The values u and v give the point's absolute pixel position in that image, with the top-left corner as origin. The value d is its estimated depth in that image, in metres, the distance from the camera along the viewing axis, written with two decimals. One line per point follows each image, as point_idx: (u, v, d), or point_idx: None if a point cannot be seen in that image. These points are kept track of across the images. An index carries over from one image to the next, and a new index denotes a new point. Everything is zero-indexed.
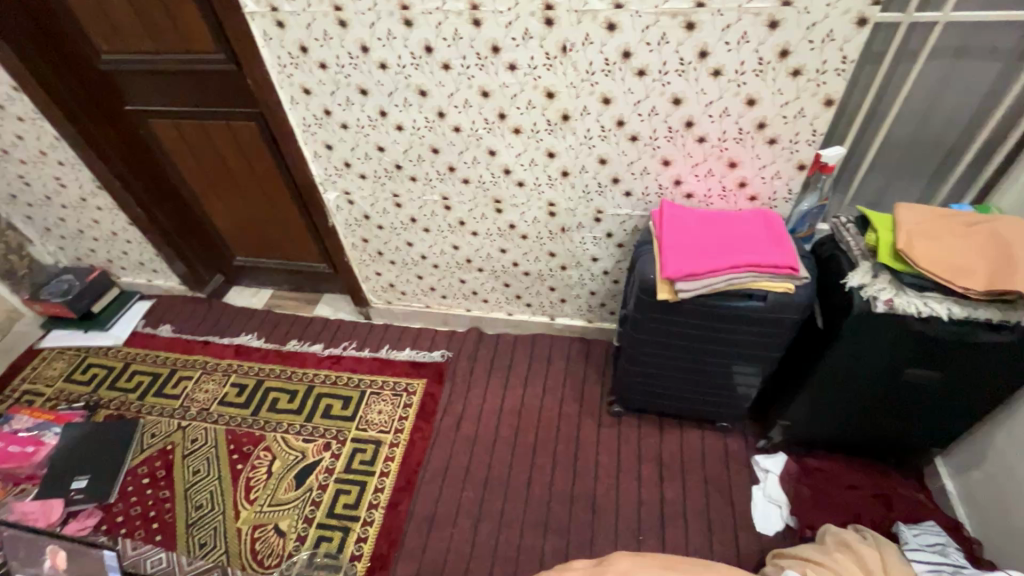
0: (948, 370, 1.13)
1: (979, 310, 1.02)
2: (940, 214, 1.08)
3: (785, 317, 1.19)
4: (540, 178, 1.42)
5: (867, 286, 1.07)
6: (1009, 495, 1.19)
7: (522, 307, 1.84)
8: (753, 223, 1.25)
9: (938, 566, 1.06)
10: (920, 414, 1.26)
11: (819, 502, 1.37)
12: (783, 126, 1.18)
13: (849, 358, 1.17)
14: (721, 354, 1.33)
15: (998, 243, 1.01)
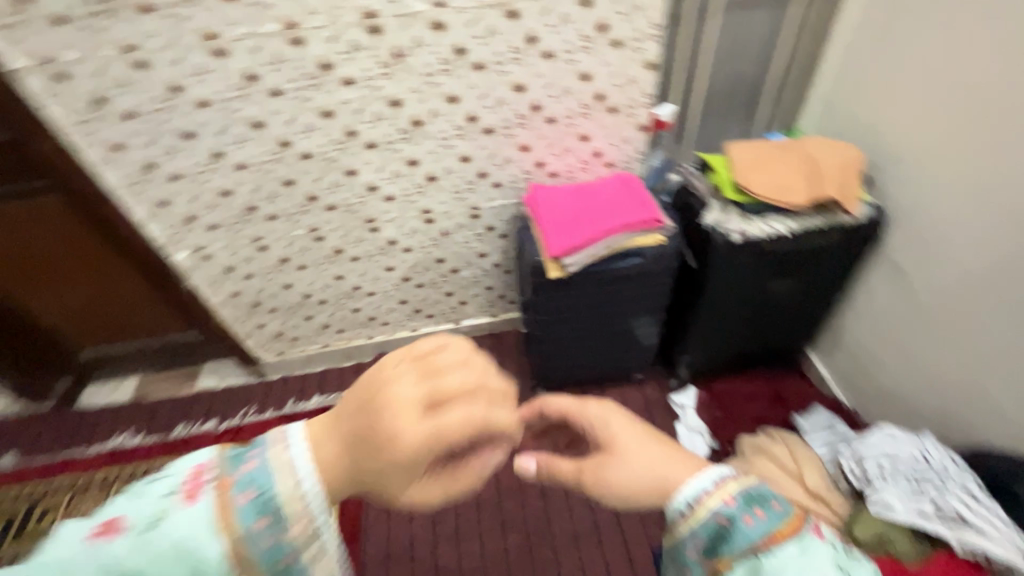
0: (799, 275, 1.31)
1: (810, 220, 1.18)
2: (763, 146, 1.23)
3: (662, 266, 1.30)
4: (408, 188, 1.39)
5: (721, 223, 1.20)
6: (869, 365, 1.40)
7: (424, 319, 1.80)
8: (614, 186, 1.33)
9: (831, 440, 1.22)
10: (788, 318, 1.45)
11: (731, 418, 1.53)
12: (618, 94, 1.27)
13: (722, 287, 1.31)
14: (619, 313, 1.41)
15: (810, 162, 1.18)
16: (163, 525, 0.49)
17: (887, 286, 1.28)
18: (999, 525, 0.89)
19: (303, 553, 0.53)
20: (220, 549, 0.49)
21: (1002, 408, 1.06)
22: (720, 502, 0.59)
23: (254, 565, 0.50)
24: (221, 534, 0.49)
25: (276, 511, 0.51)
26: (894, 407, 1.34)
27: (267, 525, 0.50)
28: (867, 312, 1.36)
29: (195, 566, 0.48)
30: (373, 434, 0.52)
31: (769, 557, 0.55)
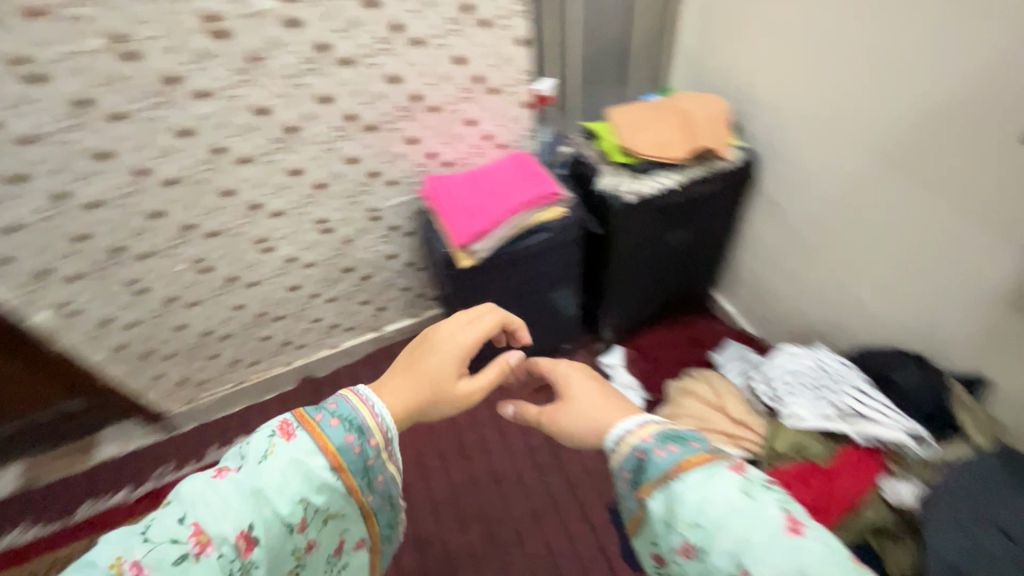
0: (693, 223, 1.39)
1: (693, 172, 1.25)
2: (643, 107, 1.29)
3: (568, 237, 1.32)
4: (297, 200, 1.30)
5: (615, 185, 1.24)
6: (765, 295, 1.53)
7: (344, 333, 1.72)
8: (510, 167, 1.33)
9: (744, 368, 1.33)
10: (690, 265, 1.54)
11: (657, 367, 1.62)
12: (496, 74, 1.26)
13: (626, 246, 1.36)
14: (537, 290, 1.43)
15: (685, 117, 1.25)
16: (271, 456, 0.59)
17: (769, 221, 1.40)
18: (884, 410, 0.99)
19: (381, 466, 0.65)
20: (322, 462, 0.60)
21: (872, 310, 1.20)
22: (641, 441, 0.64)
23: (348, 475, 0.61)
24: (322, 451, 0.60)
25: (361, 426, 0.63)
26: (790, 328, 1.48)
27: (354, 439, 0.62)
28: (756, 247, 1.48)
29: (305, 478, 0.59)
30: (440, 345, 0.76)
31: (678, 482, 0.58)
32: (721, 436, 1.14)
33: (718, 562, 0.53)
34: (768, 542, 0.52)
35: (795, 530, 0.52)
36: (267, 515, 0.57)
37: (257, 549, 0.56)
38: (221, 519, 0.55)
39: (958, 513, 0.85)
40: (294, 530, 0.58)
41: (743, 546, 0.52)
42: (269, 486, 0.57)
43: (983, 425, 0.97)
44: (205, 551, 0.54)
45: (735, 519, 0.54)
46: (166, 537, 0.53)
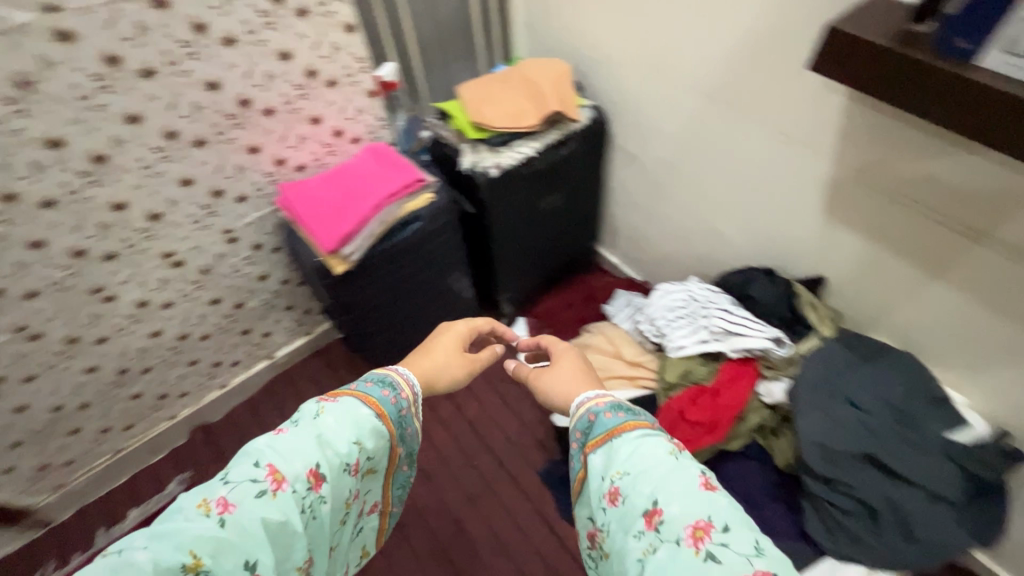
0: (560, 186, 1.44)
1: (548, 137, 1.28)
2: (487, 79, 1.28)
3: (442, 222, 1.30)
4: (131, 238, 1.15)
5: (477, 163, 1.24)
6: (641, 242, 1.62)
7: (230, 369, 1.59)
8: (368, 160, 1.28)
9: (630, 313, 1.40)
10: (568, 226, 1.60)
11: (558, 329, 1.67)
12: (329, 64, 1.19)
13: (502, 220, 1.38)
14: (425, 280, 1.42)
15: (528, 83, 1.25)
16: (326, 411, 0.69)
17: (629, 171, 1.47)
18: (748, 323, 1.08)
19: (409, 421, 0.78)
20: (369, 411, 0.72)
21: (726, 236, 1.31)
22: (597, 407, 0.73)
23: (388, 421, 0.74)
24: (368, 404, 0.72)
25: (394, 384, 0.77)
26: (665, 268, 1.59)
27: (389, 394, 0.75)
28: (624, 198, 1.56)
29: (359, 425, 0.70)
30: (447, 332, 0.89)
31: (617, 438, 0.67)
32: (623, 381, 1.21)
33: (636, 504, 0.61)
34: (680, 493, 0.60)
35: (706, 483, 0.61)
36: (330, 456, 0.67)
37: (325, 485, 0.66)
38: (292, 462, 0.64)
39: (820, 402, 0.98)
40: (350, 470, 0.69)
41: (660, 492, 0.60)
42: (330, 432, 0.68)
43: (824, 318, 1.08)
44: (280, 488, 0.63)
45: (659, 471, 0.62)
46: (246, 477, 0.61)
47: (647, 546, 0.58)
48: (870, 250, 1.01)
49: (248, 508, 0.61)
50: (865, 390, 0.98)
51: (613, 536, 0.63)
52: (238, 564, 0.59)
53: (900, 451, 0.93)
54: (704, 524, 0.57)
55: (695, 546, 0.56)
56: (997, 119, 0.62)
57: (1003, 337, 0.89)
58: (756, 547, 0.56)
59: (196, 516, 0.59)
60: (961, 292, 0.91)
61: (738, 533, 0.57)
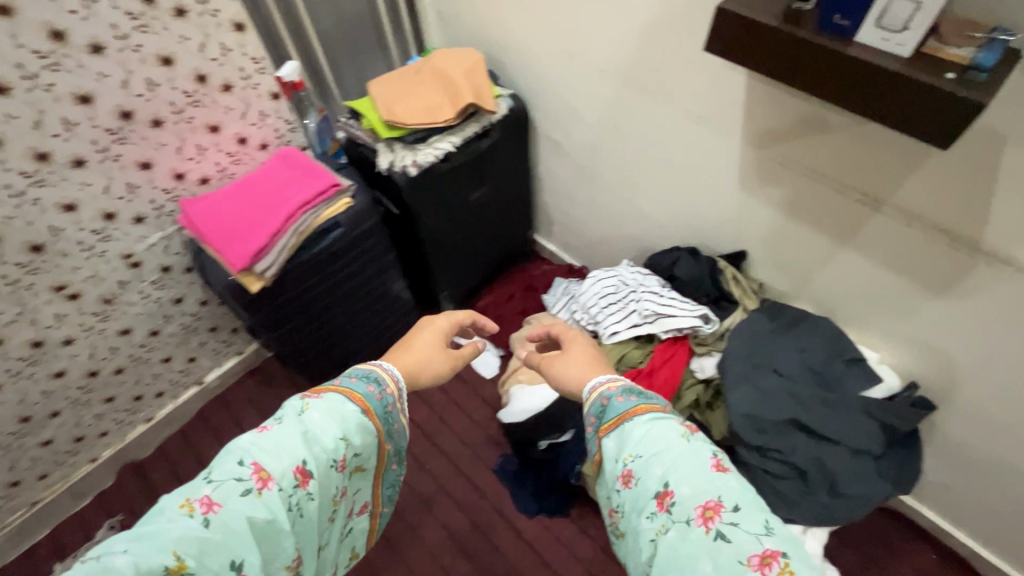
0: (487, 179, 1.40)
1: (467, 129, 1.23)
2: (397, 75, 1.22)
3: (363, 226, 1.25)
4: (11, 274, 1.04)
5: (395, 162, 1.19)
6: (574, 228, 1.62)
7: (156, 401, 1.49)
8: (277, 168, 1.20)
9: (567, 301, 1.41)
10: (501, 218, 1.57)
11: (502, 323, 1.64)
12: (221, 68, 1.11)
13: (429, 219, 1.34)
14: (354, 287, 1.37)
15: (440, 75, 1.20)
16: (311, 407, 0.71)
17: (555, 159, 1.46)
18: (677, 302, 1.10)
19: (394, 417, 0.79)
20: (354, 407, 0.73)
21: (652, 218, 1.32)
22: (610, 392, 0.76)
23: (374, 417, 0.75)
24: (353, 400, 0.73)
25: (379, 378, 0.78)
26: (600, 253, 1.60)
27: (374, 390, 0.76)
28: (553, 185, 1.55)
29: (344, 421, 0.71)
30: (431, 327, 0.88)
31: (630, 423, 0.71)
32: None
33: (649, 487, 0.65)
34: (692, 476, 0.63)
35: (716, 465, 0.64)
36: (317, 453, 0.68)
37: (312, 482, 0.67)
38: (277, 460, 0.65)
39: (746, 375, 1.01)
40: (336, 466, 0.70)
41: (672, 475, 0.64)
42: (314, 429, 0.69)
43: (746, 291, 1.11)
44: (266, 487, 0.64)
45: (670, 454, 0.66)
46: (233, 476, 0.63)
47: (659, 525, 0.62)
48: (781, 223, 1.04)
49: (234, 506, 0.62)
50: (787, 357, 1.02)
51: (628, 516, 0.67)
52: (225, 563, 0.60)
53: (821, 412, 0.97)
54: (714, 505, 0.60)
55: (706, 526, 0.59)
56: (878, 94, 0.63)
57: (904, 296, 0.94)
58: (763, 525, 0.59)
59: (182, 517, 0.60)
60: (864, 258, 0.95)
61: (746, 513, 0.60)
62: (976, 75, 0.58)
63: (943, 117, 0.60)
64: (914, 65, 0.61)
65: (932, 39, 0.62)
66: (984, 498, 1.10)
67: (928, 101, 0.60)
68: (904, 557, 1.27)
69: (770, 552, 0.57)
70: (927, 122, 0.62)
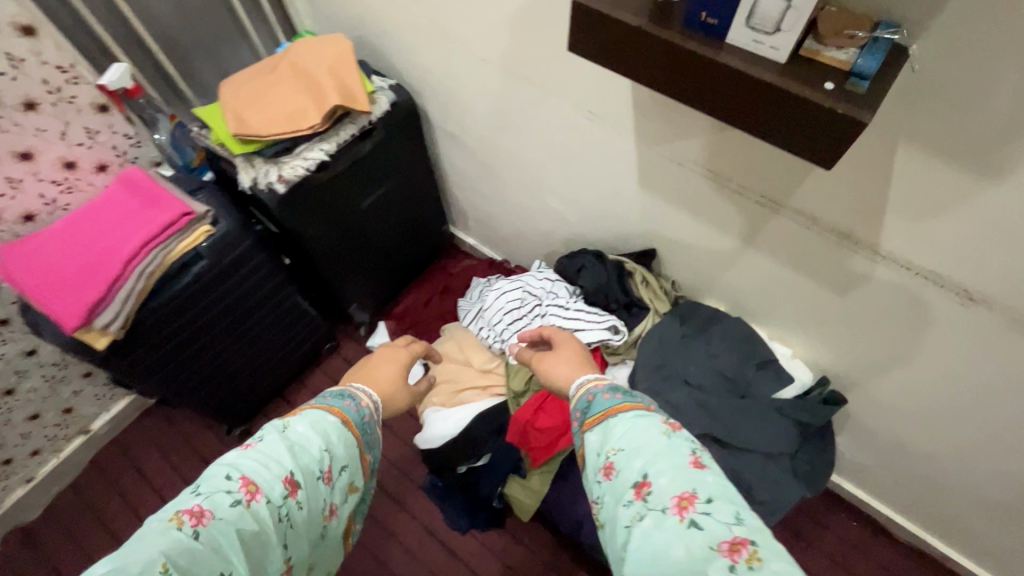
0: (381, 183, 1.26)
1: (341, 132, 1.08)
2: (251, 75, 1.05)
3: (232, 252, 1.09)
4: None
5: (258, 179, 1.03)
6: (489, 223, 1.50)
7: (33, 458, 1.33)
8: (114, 198, 1.01)
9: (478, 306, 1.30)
10: (408, 219, 1.43)
11: (422, 330, 1.53)
12: (16, 83, 0.91)
13: (316, 234, 1.19)
14: (243, 315, 1.23)
15: (300, 72, 1.04)
16: (293, 422, 0.72)
17: (456, 152, 1.32)
18: (583, 315, 1.02)
19: (374, 427, 0.81)
20: (335, 419, 0.75)
21: (562, 214, 1.21)
22: (596, 389, 0.75)
23: (353, 427, 0.77)
24: (333, 413, 0.75)
25: (353, 394, 0.80)
26: (518, 248, 1.49)
27: (350, 403, 0.79)
28: (460, 180, 1.42)
29: (328, 433, 0.72)
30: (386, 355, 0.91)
31: (614, 420, 0.68)
32: (476, 391, 1.14)
33: (628, 478, 0.62)
34: (671, 467, 0.60)
35: (695, 462, 0.61)
36: (304, 464, 0.68)
37: (300, 492, 0.66)
38: (264, 472, 0.65)
39: (657, 387, 0.95)
40: (323, 478, 0.70)
41: (652, 465, 0.61)
42: (299, 442, 0.70)
43: (657, 292, 1.05)
44: (254, 499, 0.63)
45: (649, 448, 0.63)
46: (220, 488, 0.61)
47: (634, 513, 0.59)
48: (686, 222, 0.97)
49: (224, 520, 0.60)
50: (696, 364, 0.97)
51: (607, 505, 0.64)
52: None
53: (732, 421, 0.93)
54: (689, 495, 0.57)
55: (680, 514, 0.56)
56: (751, 107, 0.55)
57: (812, 294, 0.90)
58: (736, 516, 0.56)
59: (171, 530, 0.58)
60: (771, 258, 0.89)
61: (719, 505, 0.56)
62: (858, 85, 0.50)
63: (821, 134, 0.52)
64: (792, 74, 0.52)
65: (812, 39, 0.53)
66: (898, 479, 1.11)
67: (803, 117, 0.52)
68: (827, 528, 1.30)
69: (739, 540, 0.53)
70: (801, 139, 0.54)
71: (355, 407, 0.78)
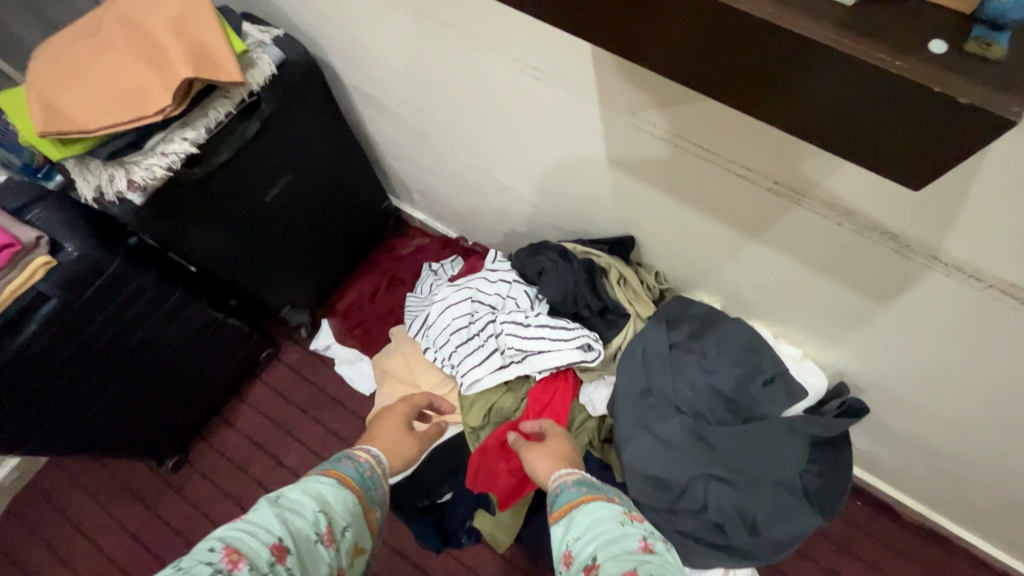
0: (287, 167, 0.99)
1: (211, 112, 0.81)
2: (67, 44, 0.77)
3: (87, 291, 0.84)
4: None
5: (103, 190, 0.77)
6: (435, 197, 1.24)
7: None
8: None
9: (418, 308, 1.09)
10: (337, 202, 1.16)
11: (368, 329, 1.28)
12: None
13: (210, 242, 0.94)
14: (142, 348, 0.99)
15: (135, 34, 0.75)
16: (285, 487, 0.58)
17: (381, 118, 1.05)
18: (546, 331, 0.81)
19: (378, 483, 0.66)
20: (330, 479, 0.61)
21: (520, 193, 0.97)
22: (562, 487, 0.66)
23: (353, 483, 0.62)
24: (328, 471, 0.62)
25: (350, 454, 0.67)
26: (472, 225, 1.24)
27: (348, 461, 0.65)
28: (393, 150, 1.15)
29: (324, 491, 0.59)
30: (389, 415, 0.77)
31: (575, 506, 0.61)
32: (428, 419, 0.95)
33: (579, 564, 0.55)
34: (619, 547, 0.54)
35: (646, 546, 0.54)
36: (295, 529, 0.54)
37: (293, 560, 0.52)
38: (250, 538, 0.51)
39: (643, 418, 0.77)
40: (322, 542, 0.55)
41: (602, 546, 0.54)
42: (290, 505, 0.56)
43: (637, 292, 0.85)
44: (237, 570, 0.48)
45: (603, 529, 0.57)
46: (197, 558, 0.48)
47: None
48: (674, 207, 0.74)
49: None
50: (692, 385, 0.78)
51: None
52: None
53: (736, 451, 0.76)
54: (633, 573, 0.50)
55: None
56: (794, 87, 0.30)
57: (835, 296, 0.70)
58: None
59: None
60: (787, 252, 0.68)
61: None
62: (994, 46, 0.27)
63: (912, 146, 0.29)
64: (866, 28, 0.28)
65: None
66: (918, 490, 0.96)
67: (889, 117, 0.29)
68: None
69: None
70: (879, 150, 0.30)
71: (356, 460, 0.66)
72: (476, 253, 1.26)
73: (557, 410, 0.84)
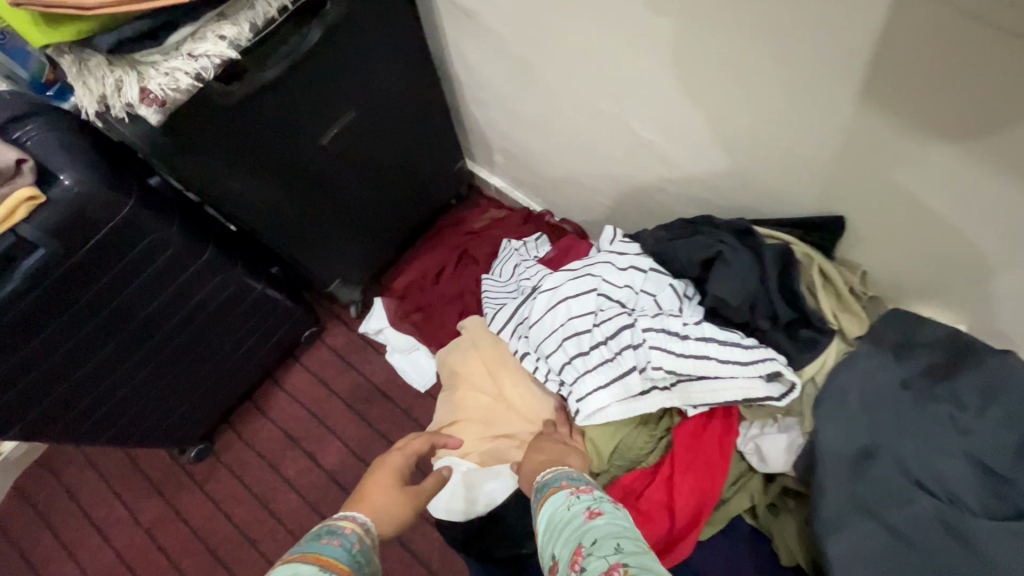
0: (350, 99, 0.75)
1: (259, 7, 0.59)
2: None
3: (87, 242, 0.64)
4: None
5: (107, 101, 0.55)
6: (525, 157, 0.98)
7: None
8: None
9: (501, 299, 0.85)
10: (405, 155, 0.92)
11: (431, 315, 1.04)
12: None
13: (246, 191, 0.71)
14: (158, 321, 0.79)
15: None
16: None
17: (474, 41, 0.80)
18: (708, 349, 0.57)
19: (371, 561, 0.50)
20: (311, 566, 0.44)
21: (661, 150, 0.71)
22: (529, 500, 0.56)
23: (341, 565, 0.46)
24: (305, 560, 0.45)
25: (332, 528, 0.51)
26: (568, 196, 0.98)
27: (329, 541, 0.49)
28: (480, 91, 0.90)
29: None
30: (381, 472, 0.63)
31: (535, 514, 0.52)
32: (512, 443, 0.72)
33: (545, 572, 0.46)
34: (566, 529, 0.45)
35: (591, 511, 0.45)
36: None
37: None
38: None
39: (865, 496, 0.51)
40: None
41: (553, 539, 0.46)
42: None
43: (843, 299, 0.59)
44: None
45: (551, 518, 0.47)
46: None
47: None
48: (954, 168, 0.48)
49: None
50: (938, 451, 0.51)
51: None
52: None
53: None
54: (580, 548, 0.42)
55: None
56: None
57: None
58: (626, 544, 0.40)
59: None
60: None
61: (607, 542, 0.40)
62: None
63: None
64: None
65: None
66: None
67: None
68: None
69: (619, 570, 0.38)
70: None
71: (336, 532, 0.50)
72: (567, 233, 0.99)
73: (712, 464, 0.60)
